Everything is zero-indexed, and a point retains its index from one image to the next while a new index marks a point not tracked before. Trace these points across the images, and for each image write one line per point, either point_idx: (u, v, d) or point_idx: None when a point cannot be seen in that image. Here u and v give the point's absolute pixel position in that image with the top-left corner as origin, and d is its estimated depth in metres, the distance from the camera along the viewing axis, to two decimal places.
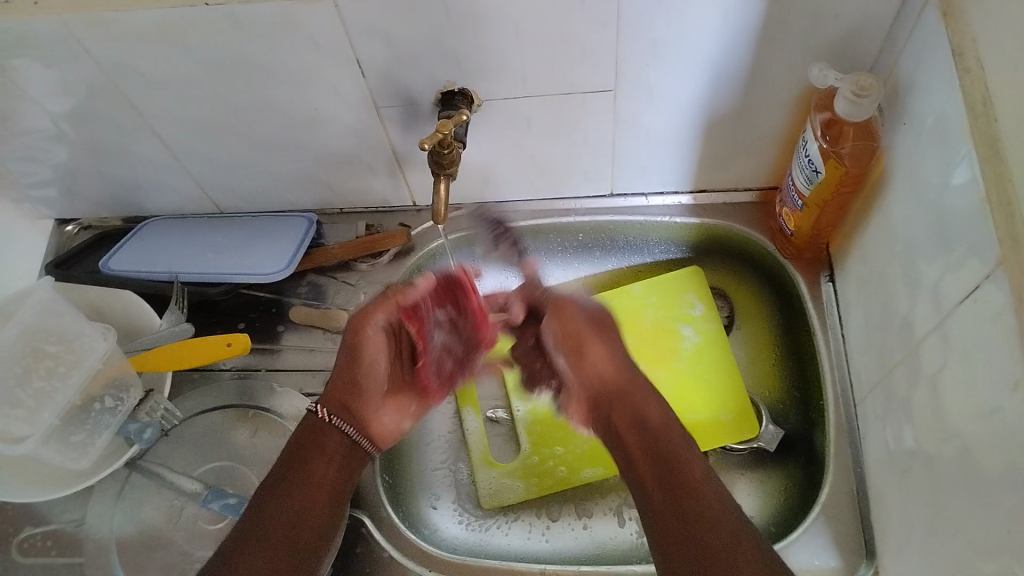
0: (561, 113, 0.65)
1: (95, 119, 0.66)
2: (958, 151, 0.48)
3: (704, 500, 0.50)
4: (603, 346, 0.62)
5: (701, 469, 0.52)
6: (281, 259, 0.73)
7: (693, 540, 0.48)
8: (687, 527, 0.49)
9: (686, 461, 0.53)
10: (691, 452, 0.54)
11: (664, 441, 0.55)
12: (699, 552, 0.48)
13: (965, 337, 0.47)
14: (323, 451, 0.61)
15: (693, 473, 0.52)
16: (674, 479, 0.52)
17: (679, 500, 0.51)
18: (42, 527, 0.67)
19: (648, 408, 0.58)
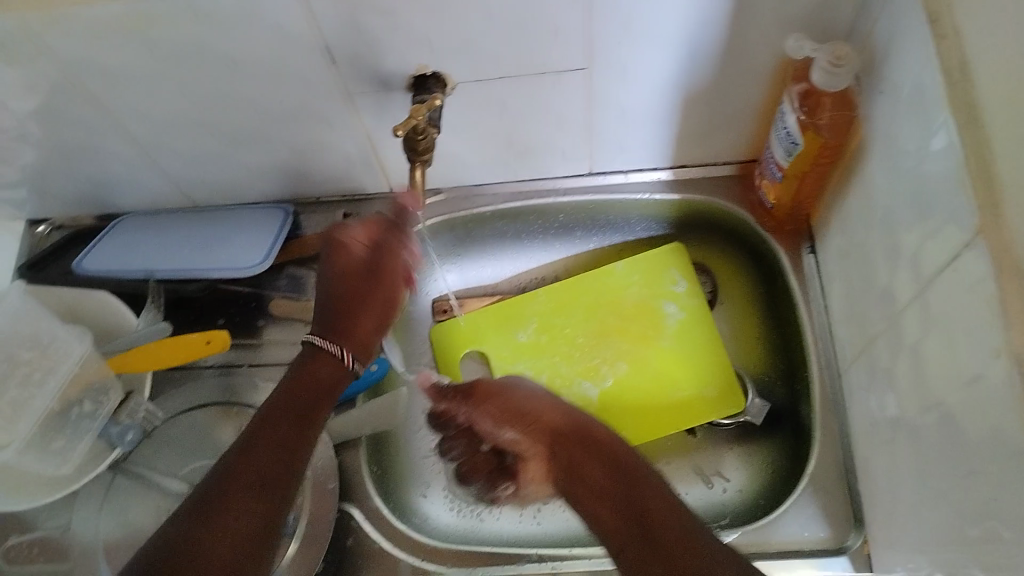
0: (536, 94, 0.64)
1: (59, 117, 0.65)
2: (935, 118, 0.48)
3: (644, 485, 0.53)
4: (547, 406, 0.62)
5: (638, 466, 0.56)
6: (258, 253, 0.72)
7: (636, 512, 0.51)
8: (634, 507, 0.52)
9: (622, 456, 0.57)
10: (646, 477, 0.54)
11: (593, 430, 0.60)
12: (637, 526, 0.50)
13: (945, 305, 0.47)
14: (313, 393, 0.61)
15: (628, 464, 0.56)
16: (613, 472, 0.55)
17: (618, 483, 0.54)
18: (29, 534, 0.66)
19: (597, 424, 0.60)
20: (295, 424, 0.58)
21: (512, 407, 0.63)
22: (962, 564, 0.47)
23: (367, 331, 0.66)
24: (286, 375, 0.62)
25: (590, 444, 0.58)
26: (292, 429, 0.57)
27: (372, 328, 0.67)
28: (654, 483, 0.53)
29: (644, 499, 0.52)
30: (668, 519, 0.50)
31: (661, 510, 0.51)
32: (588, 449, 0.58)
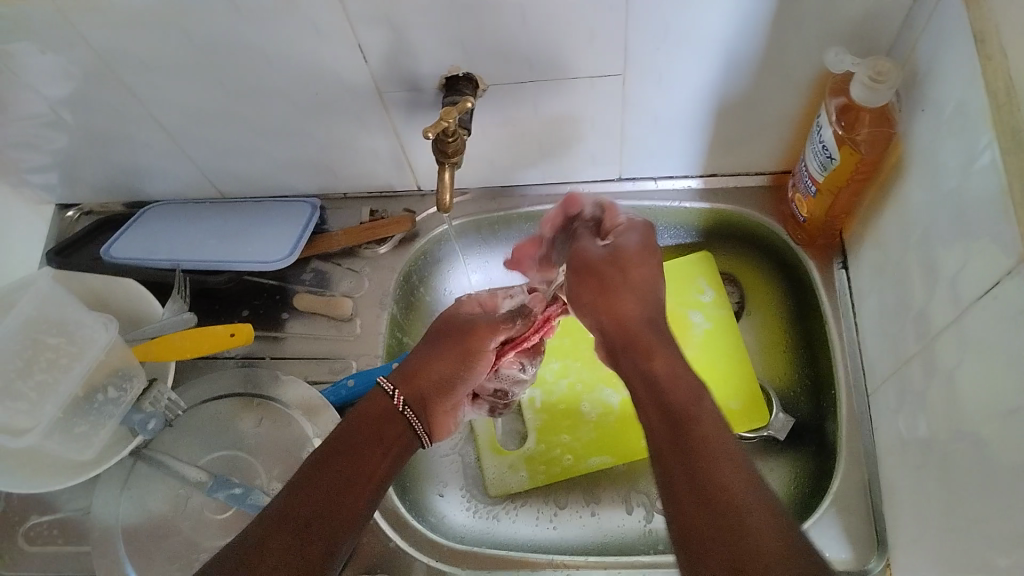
0: (570, 97, 0.64)
1: (93, 105, 0.65)
2: (978, 139, 0.47)
3: (722, 471, 0.46)
4: (627, 285, 0.60)
5: (733, 466, 0.46)
6: (284, 247, 0.72)
7: (706, 525, 0.44)
8: (701, 495, 0.45)
9: (714, 454, 0.47)
10: (707, 415, 0.50)
11: (671, 391, 0.52)
12: (708, 545, 0.43)
13: (983, 331, 0.46)
14: (368, 446, 0.55)
15: (728, 474, 0.45)
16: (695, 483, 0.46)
17: (694, 491, 0.45)
18: (49, 516, 0.68)
19: (654, 357, 0.55)
20: (388, 450, 0.57)
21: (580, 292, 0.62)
22: None
23: (427, 381, 0.63)
24: (336, 428, 0.57)
25: (679, 439, 0.48)
26: (385, 455, 0.56)
27: (435, 378, 0.63)
28: (724, 444, 0.47)
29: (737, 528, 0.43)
30: (759, 545, 0.41)
31: (728, 479, 0.45)
32: (673, 439, 0.49)
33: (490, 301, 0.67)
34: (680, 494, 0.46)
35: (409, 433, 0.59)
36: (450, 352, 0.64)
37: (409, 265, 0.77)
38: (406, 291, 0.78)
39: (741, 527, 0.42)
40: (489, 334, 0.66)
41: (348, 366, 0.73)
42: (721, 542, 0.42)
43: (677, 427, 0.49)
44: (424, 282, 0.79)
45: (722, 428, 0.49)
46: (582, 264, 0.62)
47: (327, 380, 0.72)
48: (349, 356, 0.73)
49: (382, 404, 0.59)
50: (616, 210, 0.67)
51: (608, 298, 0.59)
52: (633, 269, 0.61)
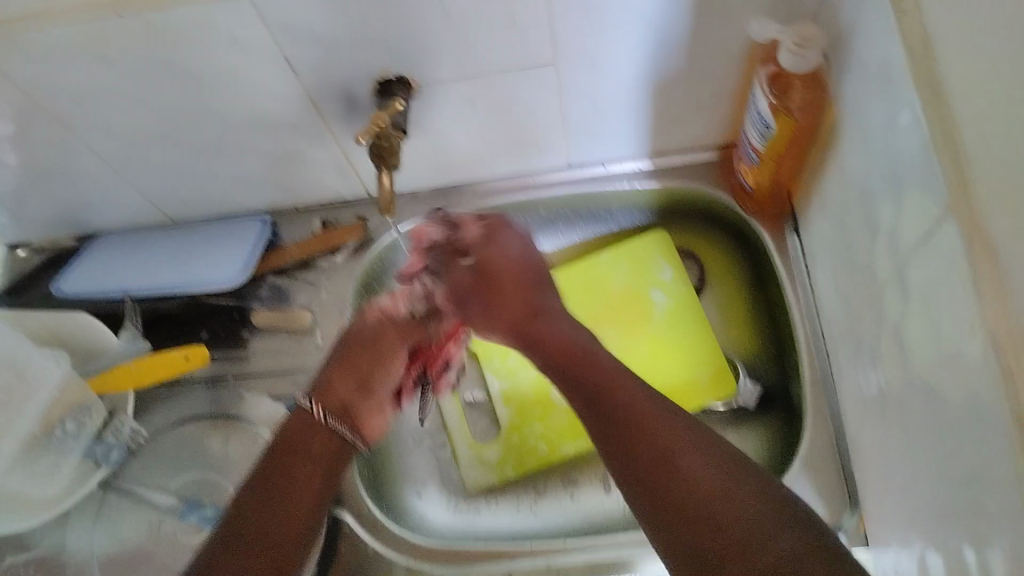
0: (504, 89, 0.63)
1: (27, 142, 0.64)
2: (902, 98, 0.47)
3: (653, 425, 0.48)
4: (512, 270, 0.66)
5: (665, 420, 0.48)
6: (237, 265, 0.72)
7: (636, 473, 0.47)
8: (641, 472, 0.46)
9: (651, 431, 0.48)
10: (636, 398, 0.50)
11: (568, 352, 0.57)
12: (678, 533, 0.43)
13: (925, 287, 0.46)
14: (306, 461, 0.58)
15: (661, 429, 0.48)
16: (624, 434, 0.49)
17: (619, 436, 0.49)
18: (26, 554, 0.66)
19: (588, 367, 0.55)
20: (321, 464, 0.59)
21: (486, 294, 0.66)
22: (953, 541, 0.46)
23: (344, 391, 0.65)
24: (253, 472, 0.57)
25: (596, 404, 0.52)
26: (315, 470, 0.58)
27: (353, 381, 0.66)
28: (631, 390, 0.51)
29: (672, 499, 0.44)
30: (684, 468, 0.45)
31: (664, 435, 0.47)
32: (597, 414, 0.51)
33: (388, 309, 0.69)
34: (637, 484, 0.46)
35: (338, 438, 0.62)
36: (358, 359, 0.67)
37: (366, 271, 0.76)
38: (365, 295, 0.76)
39: (688, 489, 0.44)
40: (398, 338, 0.69)
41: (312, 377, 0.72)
42: (671, 498, 0.44)
43: (608, 428, 0.50)
44: (384, 287, 0.78)
45: (651, 398, 0.50)
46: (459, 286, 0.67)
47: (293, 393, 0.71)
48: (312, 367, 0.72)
49: (301, 417, 0.61)
50: (470, 220, 0.68)
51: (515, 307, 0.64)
52: (522, 259, 0.61)
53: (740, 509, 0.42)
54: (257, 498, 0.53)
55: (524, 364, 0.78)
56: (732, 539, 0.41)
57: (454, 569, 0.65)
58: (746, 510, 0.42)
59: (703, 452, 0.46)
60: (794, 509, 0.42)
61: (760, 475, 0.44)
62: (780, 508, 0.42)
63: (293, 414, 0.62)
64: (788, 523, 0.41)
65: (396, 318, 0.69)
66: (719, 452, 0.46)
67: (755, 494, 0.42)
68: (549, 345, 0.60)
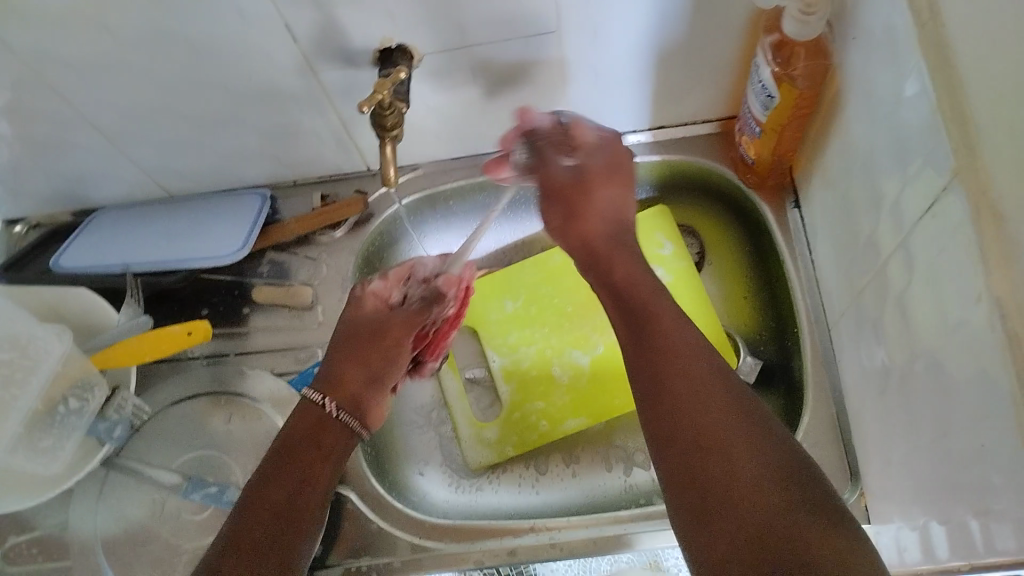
0: (505, 58, 0.63)
1: (25, 114, 0.64)
2: (907, 61, 0.47)
3: (678, 354, 0.43)
4: (608, 184, 0.55)
5: (693, 351, 0.43)
6: (237, 241, 0.71)
7: (652, 403, 0.42)
8: (657, 398, 0.42)
9: (670, 351, 0.43)
10: (665, 313, 0.46)
11: (635, 287, 0.49)
12: (691, 480, 0.39)
13: (928, 251, 0.46)
14: (313, 450, 0.55)
15: (699, 377, 0.42)
16: (650, 364, 0.44)
17: (649, 378, 0.43)
18: (28, 533, 0.66)
19: (614, 267, 0.51)
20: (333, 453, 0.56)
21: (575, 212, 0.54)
22: (956, 510, 0.46)
23: (356, 382, 0.60)
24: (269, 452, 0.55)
25: (634, 330, 0.46)
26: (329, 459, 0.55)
27: (362, 379, 0.61)
28: (677, 321, 0.45)
29: (683, 428, 0.40)
30: (707, 409, 0.40)
31: (698, 374, 0.42)
32: (631, 339, 0.46)
33: (385, 293, 0.66)
34: (650, 415, 0.42)
35: (346, 432, 0.58)
36: (366, 348, 0.61)
37: (366, 246, 0.77)
38: (364, 271, 0.77)
39: (705, 433, 0.39)
40: (405, 328, 0.64)
41: (314, 354, 0.72)
42: (682, 435, 0.40)
43: (630, 321, 0.47)
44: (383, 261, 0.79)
45: (695, 346, 0.44)
46: (551, 188, 0.56)
47: (295, 370, 0.72)
48: (314, 343, 0.73)
49: (315, 416, 0.57)
50: (580, 124, 0.58)
51: (585, 211, 0.54)
52: (600, 186, 0.55)
53: (750, 469, 0.37)
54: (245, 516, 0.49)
55: (525, 341, 0.77)
56: (742, 500, 0.36)
57: (458, 546, 0.65)
58: (754, 470, 0.37)
59: (737, 403, 0.40)
60: (817, 480, 0.37)
61: (784, 438, 0.39)
62: (799, 485, 0.37)
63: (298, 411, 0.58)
64: (797, 483, 0.37)
65: (390, 304, 0.66)
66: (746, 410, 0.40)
67: (770, 469, 0.37)
68: (598, 229, 0.53)
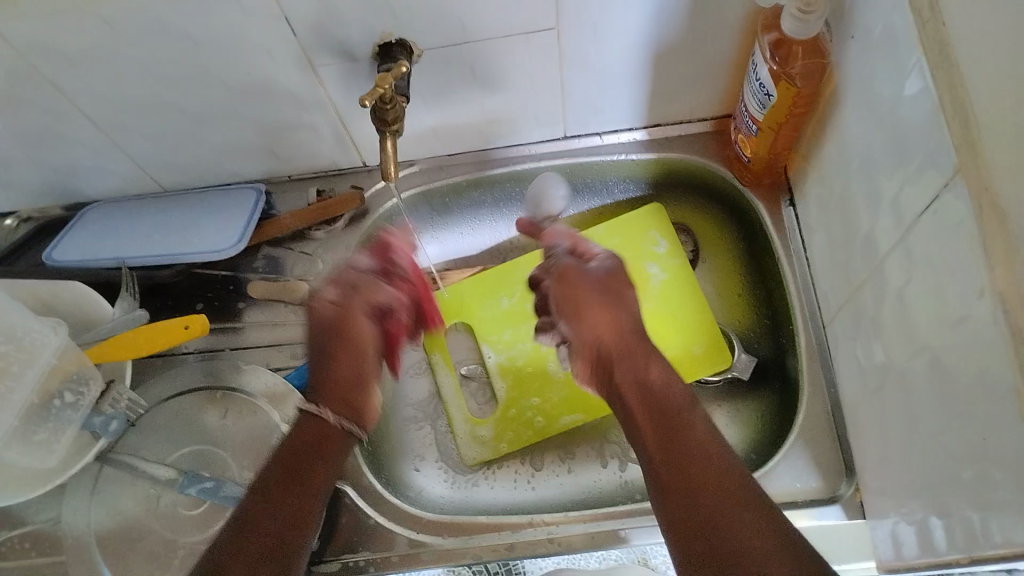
0: (505, 55, 0.63)
1: (20, 105, 0.63)
2: (908, 58, 0.47)
3: (703, 459, 0.52)
4: (602, 307, 0.65)
5: (716, 458, 0.52)
6: (233, 235, 0.71)
7: (696, 523, 0.48)
8: (689, 494, 0.50)
9: (704, 464, 0.52)
10: (698, 432, 0.54)
11: (666, 405, 0.57)
12: (709, 555, 0.47)
13: (928, 247, 0.47)
14: (311, 458, 0.58)
15: (726, 486, 0.50)
16: (688, 493, 0.50)
17: (684, 482, 0.51)
18: (20, 529, 0.66)
19: (648, 369, 0.61)
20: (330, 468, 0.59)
21: (582, 307, 0.66)
22: (955, 504, 0.47)
23: (347, 391, 0.66)
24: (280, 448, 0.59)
25: (664, 430, 0.55)
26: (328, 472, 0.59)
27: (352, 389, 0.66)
28: (699, 430, 0.54)
29: (730, 544, 0.46)
30: (725, 498, 0.49)
31: (715, 473, 0.51)
32: (665, 447, 0.54)
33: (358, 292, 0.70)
34: (676, 515, 0.50)
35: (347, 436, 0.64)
36: (342, 359, 0.67)
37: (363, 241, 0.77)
38: None
39: (744, 541, 0.46)
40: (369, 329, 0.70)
41: None
42: (709, 525, 0.48)
43: (657, 419, 0.57)
44: None
45: (715, 457, 0.52)
46: (566, 284, 0.68)
47: (290, 366, 0.72)
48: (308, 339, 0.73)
49: (319, 424, 0.62)
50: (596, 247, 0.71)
51: (599, 319, 0.64)
52: (618, 308, 0.65)
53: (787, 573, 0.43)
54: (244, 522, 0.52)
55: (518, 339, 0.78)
56: None
57: (456, 541, 0.65)
58: None
59: (752, 502, 0.49)
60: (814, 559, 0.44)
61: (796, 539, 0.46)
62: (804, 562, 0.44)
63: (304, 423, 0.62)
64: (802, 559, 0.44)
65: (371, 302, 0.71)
66: (782, 532, 0.46)
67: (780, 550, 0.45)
68: (612, 327, 0.64)
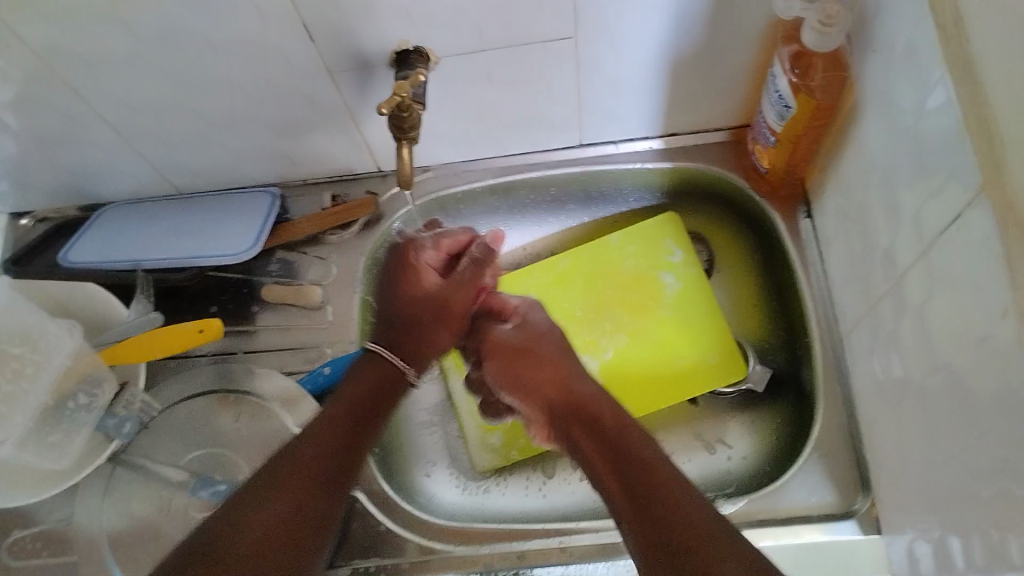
0: (523, 63, 0.63)
1: (39, 106, 0.63)
2: (931, 74, 0.47)
3: (653, 472, 0.50)
4: (536, 343, 0.67)
5: (665, 472, 0.50)
6: (249, 239, 0.71)
7: (649, 529, 0.46)
8: (640, 505, 0.48)
9: (655, 477, 0.50)
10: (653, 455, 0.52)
11: (620, 441, 0.54)
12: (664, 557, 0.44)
13: (949, 264, 0.46)
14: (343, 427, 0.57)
15: (683, 506, 0.47)
16: (639, 501, 0.48)
17: (635, 494, 0.49)
18: (32, 529, 0.66)
19: (602, 413, 0.58)
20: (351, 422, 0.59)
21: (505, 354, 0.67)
22: (975, 523, 0.46)
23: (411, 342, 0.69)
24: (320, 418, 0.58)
25: (610, 454, 0.54)
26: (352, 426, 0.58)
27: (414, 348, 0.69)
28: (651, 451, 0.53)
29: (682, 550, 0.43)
30: (673, 505, 0.47)
31: (667, 486, 0.49)
32: (614, 467, 0.52)
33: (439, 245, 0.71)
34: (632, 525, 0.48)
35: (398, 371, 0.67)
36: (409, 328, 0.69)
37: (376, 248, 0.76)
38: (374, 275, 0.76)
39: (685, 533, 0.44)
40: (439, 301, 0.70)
41: (322, 354, 0.73)
42: (658, 530, 0.45)
43: (603, 446, 0.55)
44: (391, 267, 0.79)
45: (670, 473, 0.50)
46: (496, 350, 0.68)
47: (304, 370, 0.72)
48: (323, 343, 0.73)
49: (373, 366, 0.66)
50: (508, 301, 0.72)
51: (544, 377, 0.64)
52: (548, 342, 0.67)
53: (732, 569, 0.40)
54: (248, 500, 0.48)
55: None
56: None
57: (467, 549, 0.65)
58: None
59: (702, 509, 0.46)
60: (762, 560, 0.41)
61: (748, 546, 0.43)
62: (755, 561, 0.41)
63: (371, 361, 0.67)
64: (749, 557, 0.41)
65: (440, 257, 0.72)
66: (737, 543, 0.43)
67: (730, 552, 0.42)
68: (539, 358, 0.65)
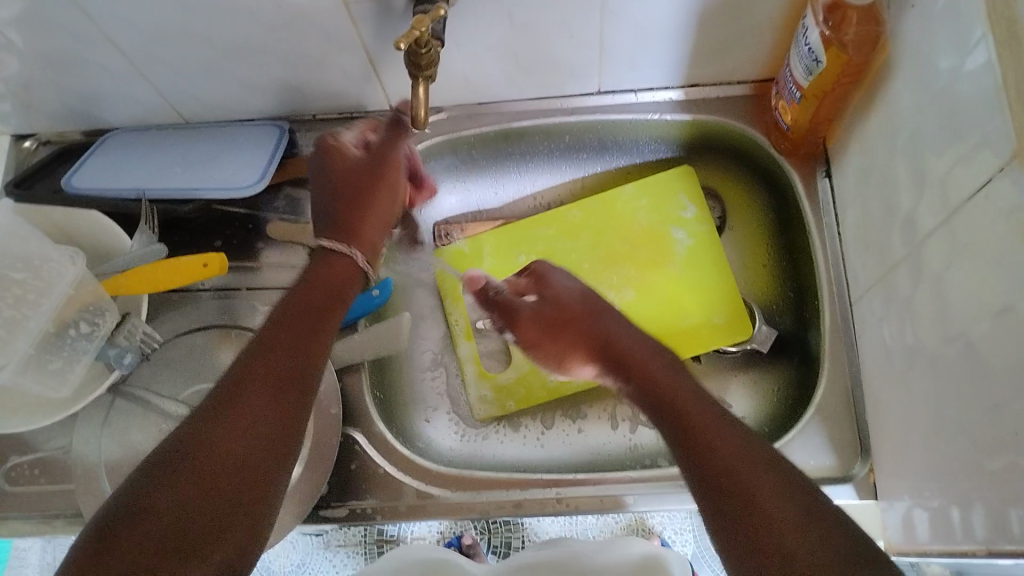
0: (546, 5, 0.61)
1: (41, 24, 0.61)
2: (973, 33, 0.45)
3: (701, 421, 0.49)
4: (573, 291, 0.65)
5: (713, 418, 0.49)
6: (254, 173, 0.70)
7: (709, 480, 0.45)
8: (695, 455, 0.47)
9: (703, 425, 0.48)
10: (694, 403, 0.51)
11: (663, 390, 0.54)
12: (731, 517, 0.42)
13: (975, 232, 0.45)
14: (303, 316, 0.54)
15: (727, 450, 0.46)
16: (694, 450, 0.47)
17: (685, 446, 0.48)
18: (30, 455, 0.67)
19: (645, 365, 0.57)
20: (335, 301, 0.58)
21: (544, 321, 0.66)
22: (977, 495, 0.46)
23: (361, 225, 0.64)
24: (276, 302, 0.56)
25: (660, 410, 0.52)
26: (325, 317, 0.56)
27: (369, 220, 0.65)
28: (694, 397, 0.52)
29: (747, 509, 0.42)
30: (726, 459, 0.45)
31: (713, 434, 0.47)
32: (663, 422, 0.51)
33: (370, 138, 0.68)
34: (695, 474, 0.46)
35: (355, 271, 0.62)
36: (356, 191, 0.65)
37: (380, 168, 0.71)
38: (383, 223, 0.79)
39: (742, 488, 0.43)
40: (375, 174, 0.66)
41: None
42: (725, 484, 0.44)
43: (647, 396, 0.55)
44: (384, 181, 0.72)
45: (714, 414, 0.49)
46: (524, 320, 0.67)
47: None
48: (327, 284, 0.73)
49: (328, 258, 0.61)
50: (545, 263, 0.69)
51: (569, 349, 0.64)
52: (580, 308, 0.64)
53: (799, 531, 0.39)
54: (229, 409, 0.45)
55: None
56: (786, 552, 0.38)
57: (463, 495, 0.65)
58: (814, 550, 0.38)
59: (759, 459, 0.45)
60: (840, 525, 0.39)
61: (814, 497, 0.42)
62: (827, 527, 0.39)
63: (322, 258, 0.61)
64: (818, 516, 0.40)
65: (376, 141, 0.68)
66: (787, 477, 0.43)
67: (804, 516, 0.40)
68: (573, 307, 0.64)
